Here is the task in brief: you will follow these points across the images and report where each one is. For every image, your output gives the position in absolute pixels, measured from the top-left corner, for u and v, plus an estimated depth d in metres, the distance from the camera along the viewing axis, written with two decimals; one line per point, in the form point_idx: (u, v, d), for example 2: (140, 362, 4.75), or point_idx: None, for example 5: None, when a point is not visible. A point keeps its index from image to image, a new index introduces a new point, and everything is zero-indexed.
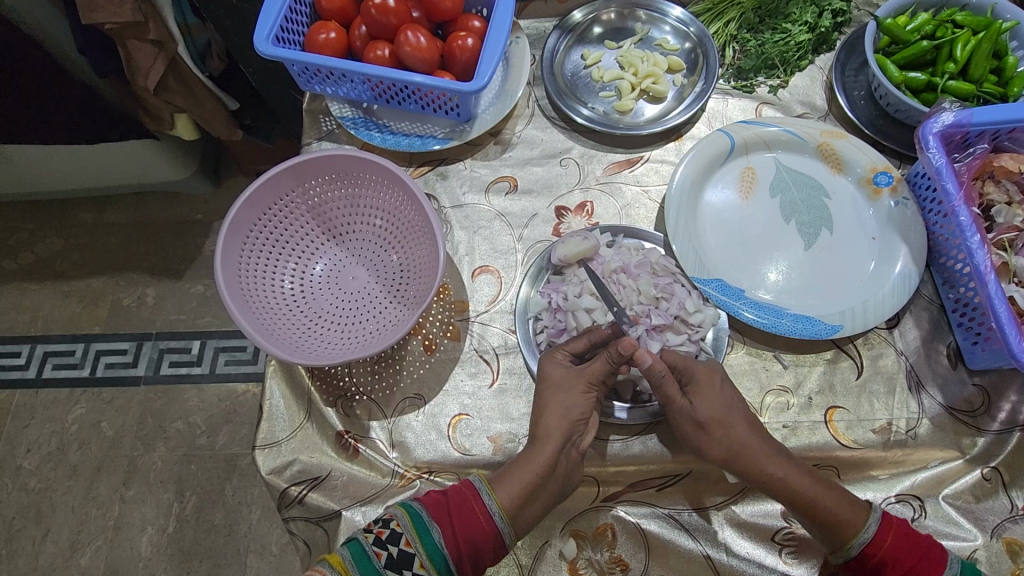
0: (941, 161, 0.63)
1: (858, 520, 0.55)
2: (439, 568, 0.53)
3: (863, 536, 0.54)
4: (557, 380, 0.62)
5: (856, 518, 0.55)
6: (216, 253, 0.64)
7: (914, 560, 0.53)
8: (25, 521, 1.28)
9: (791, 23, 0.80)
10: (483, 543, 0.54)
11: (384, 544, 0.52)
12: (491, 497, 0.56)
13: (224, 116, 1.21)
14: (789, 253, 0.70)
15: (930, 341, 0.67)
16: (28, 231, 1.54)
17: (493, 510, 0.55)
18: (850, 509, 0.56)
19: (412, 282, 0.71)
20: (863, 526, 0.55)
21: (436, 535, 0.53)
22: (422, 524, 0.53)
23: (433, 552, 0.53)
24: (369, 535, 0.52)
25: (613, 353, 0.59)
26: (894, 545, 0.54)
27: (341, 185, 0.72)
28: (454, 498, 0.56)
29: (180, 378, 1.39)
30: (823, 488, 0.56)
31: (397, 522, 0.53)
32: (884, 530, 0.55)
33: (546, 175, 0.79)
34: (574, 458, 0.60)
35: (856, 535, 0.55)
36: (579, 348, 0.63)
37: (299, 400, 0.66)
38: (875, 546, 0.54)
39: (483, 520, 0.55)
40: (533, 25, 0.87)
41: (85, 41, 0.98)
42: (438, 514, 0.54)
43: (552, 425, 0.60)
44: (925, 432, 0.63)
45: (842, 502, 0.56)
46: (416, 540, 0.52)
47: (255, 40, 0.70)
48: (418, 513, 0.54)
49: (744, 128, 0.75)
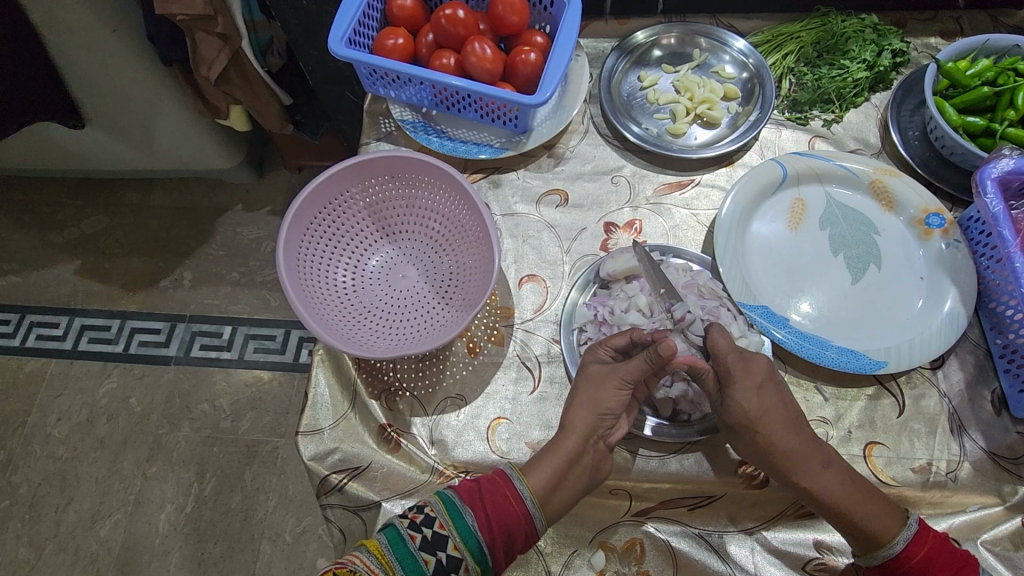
0: (998, 208, 0.64)
1: (891, 534, 0.55)
2: (473, 551, 0.53)
3: (890, 549, 0.55)
4: (589, 378, 0.63)
5: (889, 530, 0.55)
6: (279, 241, 0.66)
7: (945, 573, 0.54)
8: (50, 488, 1.31)
9: (849, 59, 0.82)
10: (517, 528, 0.55)
11: (419, 528, 0.53)
12: (523, 482, 0.57)
13: (278, 111, 1.26)
14: (836, 286, 0.70)
15: (974, 385, 0.66)
16: (76, 208, 1.60)
17: (525, 496, 0.56)
18: (885, 521, 0.55)
19: (462, 285, 0.73)
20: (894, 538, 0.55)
21: (470, 519, 0.54)
22: (455, 509, 0.54)
23: (468, 537, 0.53)
24: (404, 520, 0.54)
25: (653, 355, 0.58)
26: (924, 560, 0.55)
27: (400, 186, 0.74)
28: (487, 486, 0.57)
29: (209, 362, 1.42)
30: (862, 500, 0.56)
31: (431, 508, 0.54)
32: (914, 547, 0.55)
33: (596, 191, 0.81)
34: (601, 450, 0.61)
35: (882, 548, 0.55)
36: (620, 345, 0.64)
37: (344, 391, 0.68)
38: (902, 560, 0.55)
39: (515, 504, 0.55)
40: (592, 45, 0.89)
41: (156, 30, 1.03)
42: (469, 499, 0.55)
43: (579, 419, 0.60)
44: (966, 476, 0.62)
45: (874, 515, 0.55)
46: (450, 524, 0.53)
47: (330, 41, 0.73)
48: (450, 500, 0.55)
49: (797, 160, 0.76)
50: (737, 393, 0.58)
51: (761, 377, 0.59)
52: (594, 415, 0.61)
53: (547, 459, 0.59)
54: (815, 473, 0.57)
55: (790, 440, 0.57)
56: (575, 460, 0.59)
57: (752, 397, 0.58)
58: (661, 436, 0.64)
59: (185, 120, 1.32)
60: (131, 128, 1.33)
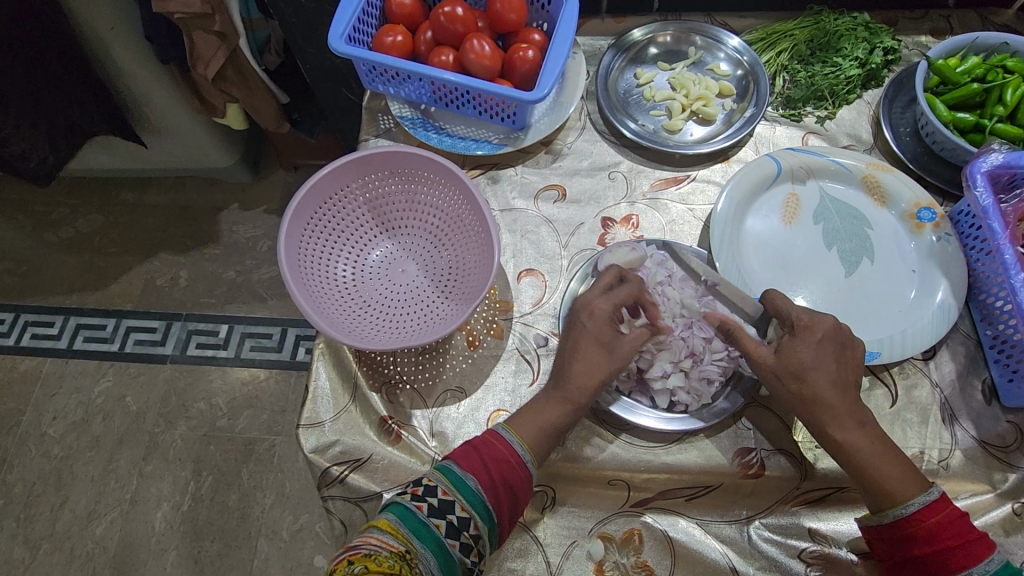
0: (987, 201, 0.65)
1: (906, 495, 0.56)
2: (480, 512, 0.55)
3: (902, 508, 0.55)
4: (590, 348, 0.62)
5: (905, 491, 0.56)
6: (280, 235, 0.67)
7: (954, 542, 0.54)
8: (45, 487, 1.31)
9: (842, 57, 0.83)
10: (518, 483, 0.57)
11: (422, 498, 0.54)
12: (515, 438, 0.59)
13: (275, 109, 1.26)
14: (830, 279, 0.72)
15: (965, 375, 0.68)
16: (71, 207, 1.59)
17: (523, 455, 0.58)
18: (903, 480, 0.57)
19: (462, 279, 0.73)
20: (908, 500, 0.56)
21: (472, 483, 0.56)
22: (455, 476, 0.56)
23: (473, 499, 0.55)
24: (406, 495, 0.55)
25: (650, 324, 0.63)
26: (936, 526, 0.54)
27: (399, 182, 0.75)
28: (483, 449, 0.58)
29: (206, 361, 1.42)
30: (886, 459, 0.57)
31: (430, 479, 0.56)
32: (929, 511, 0.55)
33: (593, 187, 0.82)
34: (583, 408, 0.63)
35: (893, 506, 0.56)
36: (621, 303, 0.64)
37: (345, 385, 0.68)
38: (914, 522, 0.55)
39: (512, 461, 0.58)
40: (589, 43, 0.90)
41: (153, 28, 1.04)
42: (469, 466, 0.57)
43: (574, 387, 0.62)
44: (957, 463, 0.64)
45: (895, 474, 0.57)
46: (453, 490, 0.55)
47: (330, 38, 0.74)
48: (449, 468, 0.57)
49: (791, 155, 0.77)
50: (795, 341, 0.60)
51: (822, 334, 0.60)
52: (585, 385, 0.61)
53: (537, 420, 0.61)
54: (848, 428, 0.58)
55: (835, 397, 0.58)
56: (565, 423, 0.61)
57: (810, 348, 0.59)
58: (660, 428, 0.64)
59: (182, 117, 1.32)
60: None
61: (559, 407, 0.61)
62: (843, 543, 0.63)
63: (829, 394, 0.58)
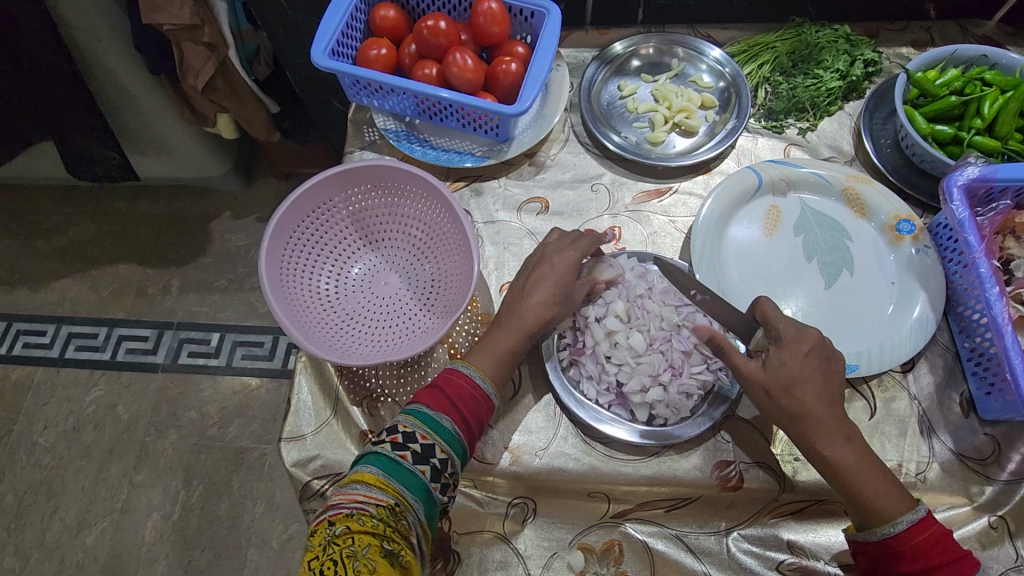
0: (964, 214, 0.66)
1: (894, 513, 0.56)
2: (456, 449, 0.57)
3: (890, 527, 0.56)
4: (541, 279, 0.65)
5: (892, 509, 0.56)
6: (261, 249, 0.67)
7: (941, 561, 0.54)
8: (36, 496, 1.31)
9: (823, 69, 0.84)
10: (482, 413, 0.60)
11: (405, 446, 0.55)
12: (476, 374, 0.61)
13: (265, 119, 1.26)
14: (810, 292, 0.72)
15: (944, 387, 0.68)
16: (63, 215, 1.59)
17: (485, 389, 0.61)
18: (892, 497, 0.57)
19: (444, 292, 0.74)
20: (896, 518, 0.56)
21: (447, 424, 0.57)
22: (430, 419, 0.57)
23: (451, 439, 0.57)
24: (387, 445, 0.55)
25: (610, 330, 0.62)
26: (923, 544, 0.55)
27: (382, 195, 0.75)
28: (448, 389, 0.60)
29: (197, 369, 1.42)
30: (874, 475, 0.57)
31: (405, 425, 0.57)
32: (917, 529, 0.55)
33: (576, 199, 0.82)
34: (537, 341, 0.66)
35: (882, 525, 0.56)
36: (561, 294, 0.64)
37: (327, 399, 0.68)
38: (900, 540, 0.55)
39: (476, 394, 0.60)
40: (573, 55, 0.91)
41: (142, 39, 1.04)
42: (439, 406, 0.58)
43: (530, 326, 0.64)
44: (935, 476, 0.64)
45: (882, 492, 0.56)
46: (431, 434, 0.56)
47: (312, 53, 0.74)
48: (424, 413, 0.58)
49: (772, 167, 0.77)
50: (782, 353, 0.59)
51: (810, 346, 0.59)
52: (537, 316, 0.64)
53: (489, 349, 0.63)
54: (835, 443, 0.57)
55: (823, 410, 0.58)
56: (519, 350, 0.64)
57: (797, 361, 0.59)
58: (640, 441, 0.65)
59: (173, 127, 1.33)
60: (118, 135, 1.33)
61: (514, 336, 0.64)
62: (822, 554, 0.64)
63: (816, 409, 0.58)
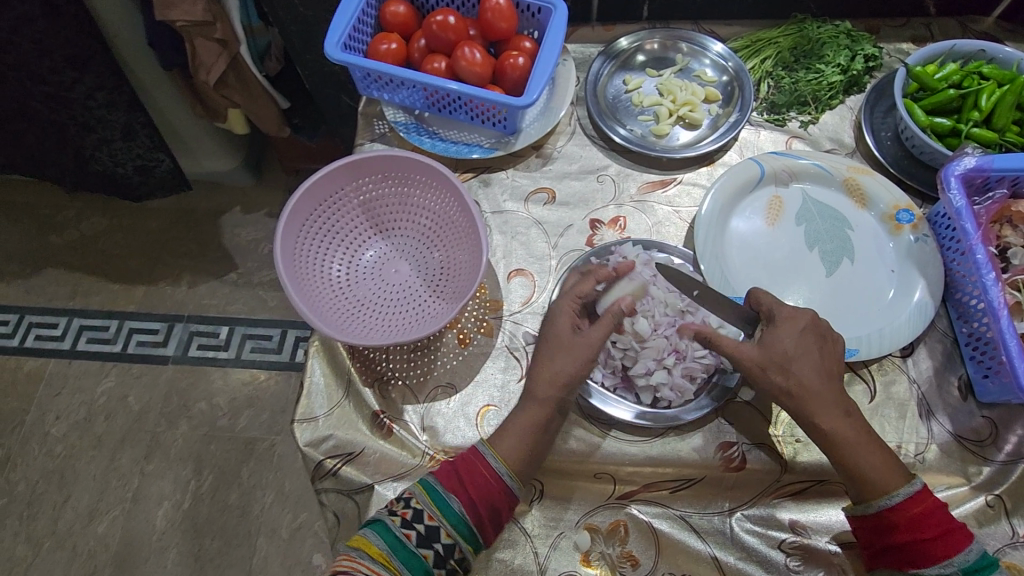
0: (961, 203, 0.67)
1: (891, 486, 0.57)
2: (465, 535, 0.57)
3: (887, 499, 0.57)
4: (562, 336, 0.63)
5: (890, 483, 0.57)
6: (276, 236, 0.69)
7: (934, 534, 0.55)
8: (48, 485, 1.33)
9: (824, 64, 0.85)
10: (499, 500, 0.59)
11: (411, 525, 0.56)
12: (494, 457, 0.60)
13: (276, 114, 1.29)
14: (811, 279, 0.74)
15: (942, 371, 0.70)
16: (75, 210, 1.62)
17: (502, 472, 0.59)
18: (889, 473, 0.58)
19: (452, 279, 0.75)
20: (894, 491, 0.57)
21: (456, 506, 0.57)
22: (440, 498, 0.57)
23: (457, 523, 0.57)
24: (395, 517, 0.56)
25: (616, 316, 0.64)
26: (919, 516, 0.56)
27: (393, 184, 0.77)
28: (464, 467, 0.59)
29: (207, 361, 1.44)
30: (871, 448, 0.59)
31: (417, 500, 0.57)
32: (914, 502, 0.56)
33: (582, 189, 0.84)
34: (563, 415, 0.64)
35: (879, 498, 0.57)
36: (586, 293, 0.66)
37: (338, 379, 0.70)
38: (896, 512, 0.56)
39: (492, 481, 0.59)
40: (579, 49, 0.93)
41: (157, 35, 1.07)
42: (451, 485, 0.58)
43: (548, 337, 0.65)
44: (933, 458, 0.65)
45: (880, 466, 0.58)
46: (437, 514, 0.57)
47: (326, 46, 0.76)
48: (434, 489, 0.58)
49: (774, 159, 0.79)
50: (779, 332, 0.61)
51: (804, 325, 0.62)
52: (555, 384, 0.62)
53: (514, 429, 0.61)
54: (834, 418, 0.59)
55: (818, 385, 0.60)
56: (541, 426, 0.62)
57: (791, 339, 0.61)
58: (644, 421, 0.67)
59: (184, 122, 1.35)
60: None
61: (533, 410, 0.62)
62: (822, 534, 0.65)
63: (812, 385, 0.60)
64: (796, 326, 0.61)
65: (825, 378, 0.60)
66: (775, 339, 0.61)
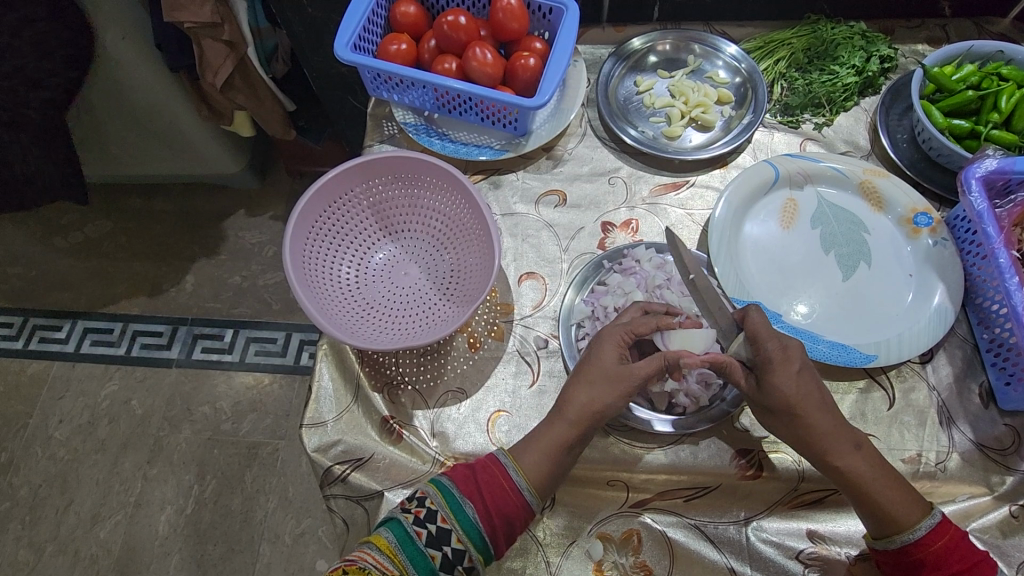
0: (982, 206, 0.66)
1: (912, 521, 0.56)
2: (475, 541, 0.56)
3: (910, 534, 0.56)
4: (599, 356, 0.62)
5: (911, 517, 0.56)
6: (285, 237, 0.68)
7: (963, 566, 0.55)
8: (50, 489, 1.32)
9: (839, 65, 0.84)
10: (514, 514, 0.57)
11: (423, 524, 0.55)
12: (516, 469, 0.59)
13: (282, 117, 1.28)
14: (827, 283, 0.72)
15: (963, 378, 0.68)
16: (80, 213, 1.62)
17: (520, 484, 0.58)
18: (909, 509, 0.57)
19: (463, 281, 0.74)
20: (916, 525, 0.56)
21: (470, 511, 0.56)
22: (455, 501, 0.56)
23: (469, 528, 0.55)
24: (409, 516, 0.55)
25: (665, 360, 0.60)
26: (944, 550, 0.55)
27: (403, 186, 0.76)
28: (482, 474, 0.58)
29: (211, 365, 1.43)
30: (891, 485, 0.57)
31: (431, 500, 0.56)
32: (938, 536, 0.56)
33: (594, 192, 0.83)
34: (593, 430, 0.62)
35: (902, 533, 0.56)
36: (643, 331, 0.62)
37: (347, 384, 0.69)
38: (921, 548, 0.55)
39: (512, 493, 0.57)
40: (590, 51, 0.92)
41: (164, 37, 1.06)
42: (466, 489, 0.57)
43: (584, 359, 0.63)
44: (954, 466, 0.64)
45: (900, 501, 0.57)
46: (451, 517, 0.55)
47: (335, 46, 0.75)
48: (449, 491, 0.56)
49: (789, 161, 0.78)
50: (777, 377, 0.58)
51: (798, 363, 0.58)
52: (585, 409, 0.60)
53: (539, 443, 0.60)
54: (846, 454, 0.58)
55: (822, 419, 0.58)
56: (568, 444, 0.60)
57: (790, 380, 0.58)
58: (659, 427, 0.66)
59: (190, 125, 1.35)
60: (135, 133, 1.35)
61: (558, 427, 0.60)
62: (841, 544, 0.64)
63: (818, 419, 0.58)
64: (791, 365, 0.58)
65: (828, 411, 0.58)
66: (773, 388, 0.58)
